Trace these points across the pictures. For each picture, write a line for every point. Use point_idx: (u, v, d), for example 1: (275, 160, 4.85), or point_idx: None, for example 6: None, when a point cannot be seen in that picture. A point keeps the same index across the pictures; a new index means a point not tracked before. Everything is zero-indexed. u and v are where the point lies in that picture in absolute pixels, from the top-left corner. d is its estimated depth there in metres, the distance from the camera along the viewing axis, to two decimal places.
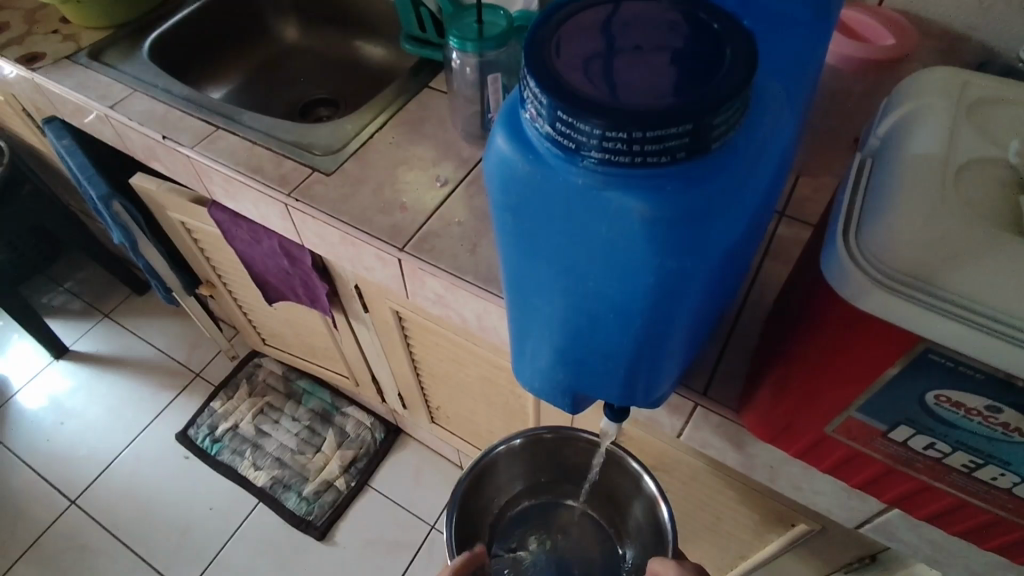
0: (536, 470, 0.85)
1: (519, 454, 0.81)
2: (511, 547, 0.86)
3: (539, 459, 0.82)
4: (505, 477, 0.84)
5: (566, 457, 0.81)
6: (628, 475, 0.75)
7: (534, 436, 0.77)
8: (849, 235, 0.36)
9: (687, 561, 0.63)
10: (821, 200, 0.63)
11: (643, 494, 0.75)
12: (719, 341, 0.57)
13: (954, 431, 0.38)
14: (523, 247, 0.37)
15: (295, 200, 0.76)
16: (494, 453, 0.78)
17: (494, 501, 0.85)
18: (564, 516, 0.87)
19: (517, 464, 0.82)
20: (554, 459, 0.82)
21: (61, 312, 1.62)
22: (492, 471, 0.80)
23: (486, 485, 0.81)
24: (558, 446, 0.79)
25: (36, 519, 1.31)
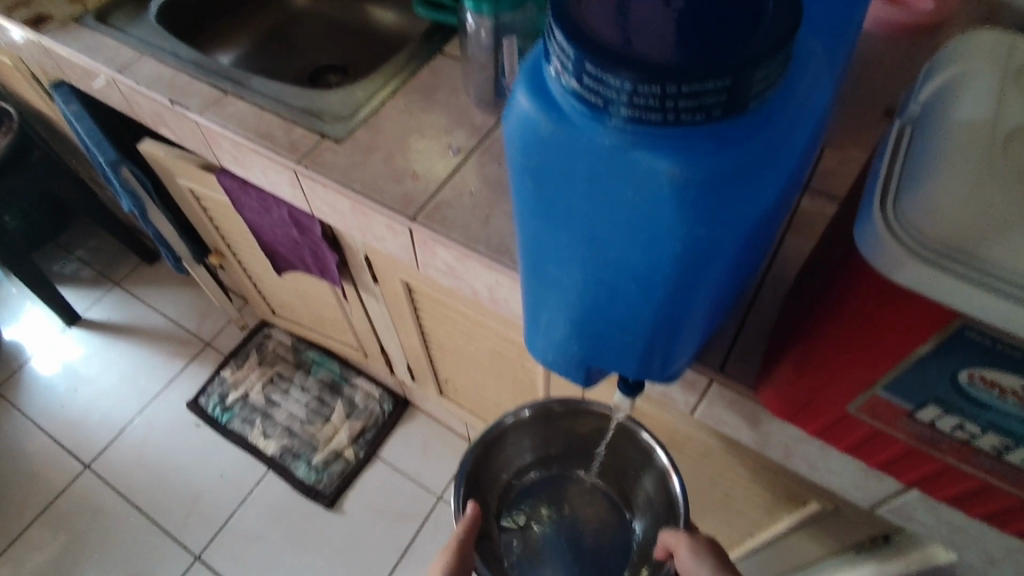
0: (545, 441, 0.84)
1: (529, 426, 0.81)
2: (518, 518, 0.86)
3: (549, 431, 0.82)
4: (514, 448, 0.83)
5: (576, 429, 0.81)
6: (639, 449, 0.75)
7: (543, 408, 0.77)
8: (886, 203, 0.34)
9: (699, 535, 0.62)
10: (847, 173, 0.61)
11: (654, 467, 0.74)
12: (737, 317, 0.56)
13: (985, 412, 0.37)
14: (543, 213, 0.36)
15: (304, 167, 0.74)
16: (503, 424, 0.78)
17: (502, 472, 0.85)
18: (573, 488, 0.87)
19: (526, 435, 0.82)
20: (563, 431, 0.82)
21: (73, 280, 1.63)
22: (501, 441, 0.80)
23: (495, 456, 0.81)
24: (569, 418, 0.79)
25: (51, 482, 1.33)
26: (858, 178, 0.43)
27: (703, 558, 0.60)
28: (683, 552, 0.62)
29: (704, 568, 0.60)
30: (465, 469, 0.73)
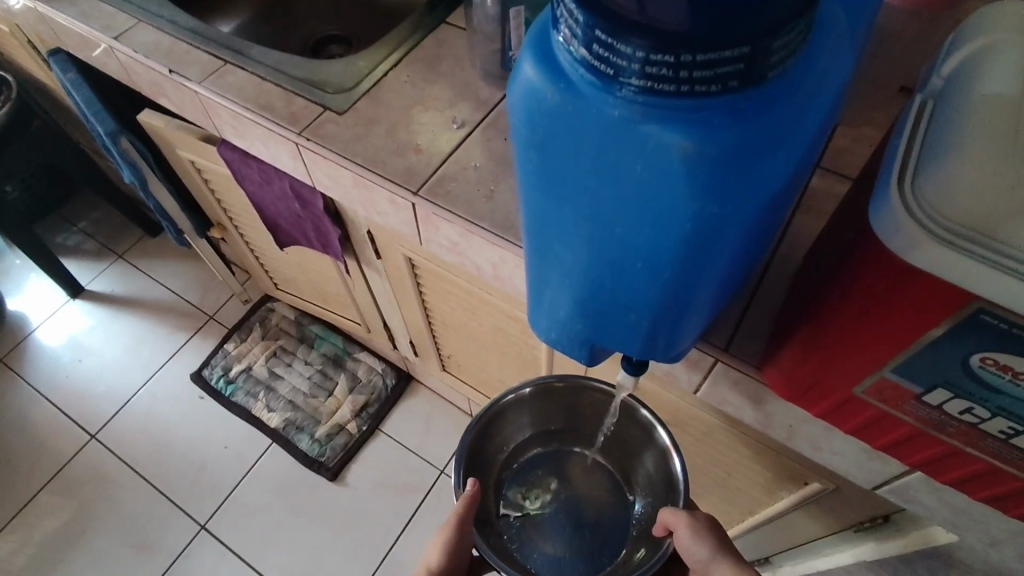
0: (545, 418, 0.85)
1: (529, 402, 0.81)
2: (519, 493, 0.86)
3: (549, 407, 0.82)
4: (514, 424, 0.84)
5: (576, 405, 0.81)
6: (640, 426, 0.75)
7: (543, 384, 0.77)
8: (904, 182, 0.33)
9: (698, 514, 0.62)
10: (860, 151, 0.59)
11: (654, 444, 0.74)
12: (744, 296, 0.55)
13: (996, 396, 0.36)
14: (548, 189, 0.35)
15: (306, 140, 0.73)
16: (503, 401, 0.78)
17: (502, 447, 0.85)
18: (573, 464, 0.87)
19: (525, 411, 0.82)
20: (563, 408, 0.82)
21: (75, 252, 1.62)
22: (501, 418, 0.80)
23: (495, 432, 0.81)
24: (569, 394, 0.79)
25: (58, 452, 1.35)
26: (874, 155, 0.42)
27: (702, 537, 0.60)
28: (683, 531, 0.62)
29: (703, 546, 0.60)
30: (465, 445, 0.73)
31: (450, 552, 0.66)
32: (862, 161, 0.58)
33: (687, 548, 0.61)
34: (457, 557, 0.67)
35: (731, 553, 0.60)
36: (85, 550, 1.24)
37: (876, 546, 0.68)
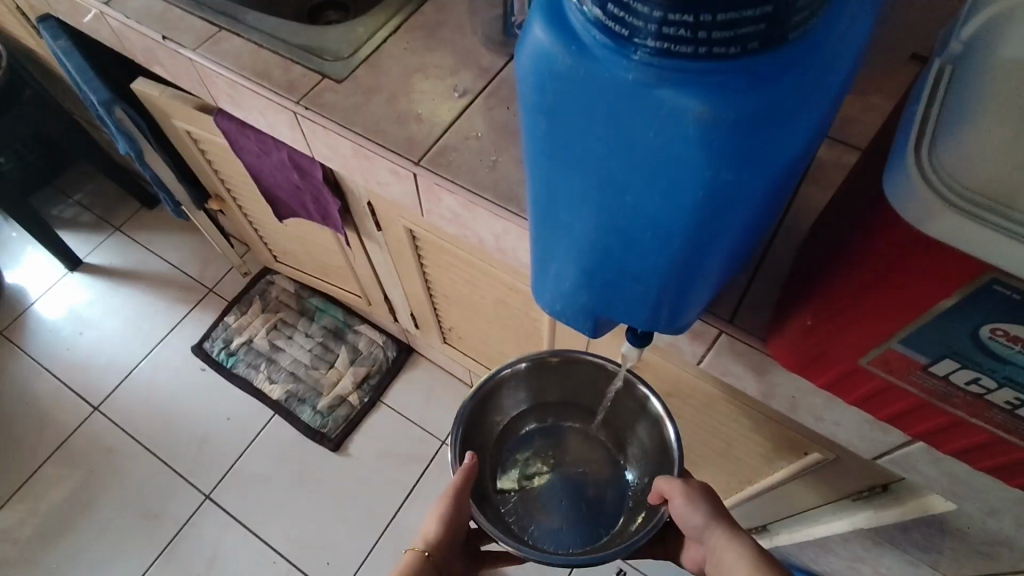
0: (543, 392, 0.85)
1: (526, 376, 0.81)
2: (516, 467, 0.87)
3: (546, 381, 0.82)
4: (511, 399, 0.84)
5: (574, 379, 0.81)
6: (637, 399, 0.75)
7: (540, 359, 0.77)
8: (921, 149, 0.33)
9: (693, 482, 0.63)
10: (870, 121, 0.58)
11: (649, 415, 0.75)
12: (750, 268, 0.55)
13: (1003, 367, 0.36)
14: (557, 157, 0.35)
15: (304, 109, 0.72)
16: (500, 375, 0.78)
17: (500, 422, 0.86)
18: (571, 437, 0.88)
19: (522, 386, 0.82)
20: (561, 382, 0.82)
21: (72, 225, 1.61)
22: (498, 392, 0.80)
23: (492, 406, 0.81)
24: (566, 368, 0.79)
25: (62, 423, 1.36)
26: (887, 124, 0.41)
27: (696, 504, 0.61)
28: (678, 498, 0.62)
29: (698, 513, 0.61)
30: (462, 420, 0.73)
31: (449, 523, 0.67)
32: (872, 131, 0.57)
33: (682, 514, 0.62)
34: (455, 528, 0.68)
35: (726, 519, 0.60)
36: (91, 519, 1.26)
37: (874, 515, 0.69)
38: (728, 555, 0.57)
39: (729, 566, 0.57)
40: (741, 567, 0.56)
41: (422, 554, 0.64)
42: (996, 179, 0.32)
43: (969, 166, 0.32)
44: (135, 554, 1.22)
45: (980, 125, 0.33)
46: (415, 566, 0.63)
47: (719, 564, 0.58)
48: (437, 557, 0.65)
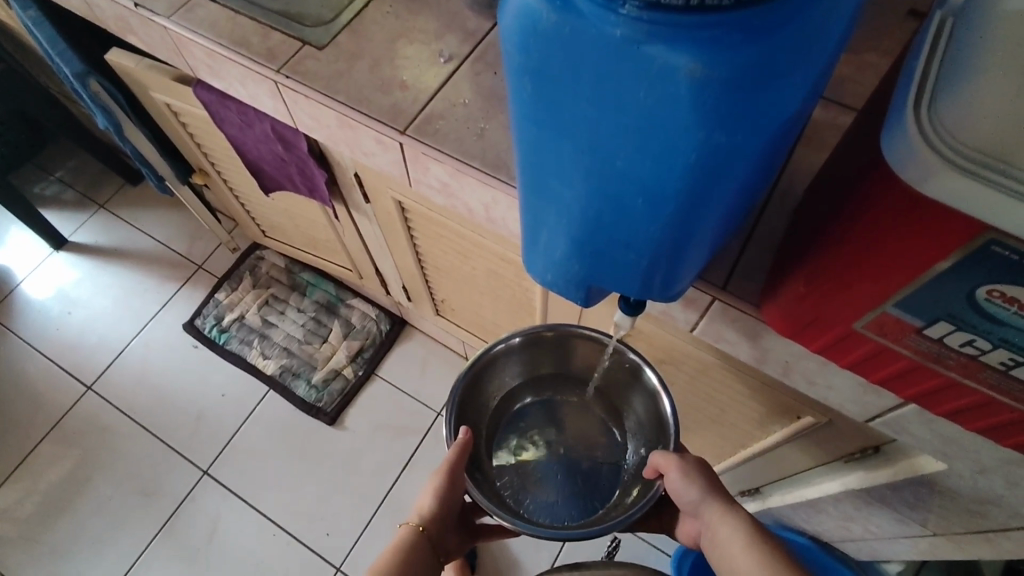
0: (538, 365, 0.85)
1: (521, 350, 0.81)
2: (512, 441, 0.87)
3: (541, 355, 0.82)
4: (506, 373, 0.84)
5: (570, 352, 0.81)
6: (632, 370, 0.75)
7: (533, 332, 0.76)
8: (921, 105, 0.32)
9: (688, 457, 0.63)
10: (865, 80, 0.57)
11: (644, 386, 0.75)
12: (743, 233, 0.54)
13: (998, 329, 0.36)
14: (545, 124, 0.34)
15: (284, 77, 0.69)
16: (494, 349, 0.77)
17: (495, 396, 0.86)
18: (566, 410, 0.88)
19: (516, 360, 0.82)
20: (554, 356, 0.82)
21: (55, 203, 1.58)
22: (494, 366, 0.80)
23: (488, 379, 0.81)
24: (560, 341, 0.79)
25: (56, 403, 1.35)
26: (885, 82, 0.40)
27: (692, 478, 0.62)
28: (673, 473, 0.63)
29: (693, 480, 0.61)
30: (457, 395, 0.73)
31: (444, 497, 0.67)
32: (866, 91, 0.56)
33: (677, 489, 0.63)
34: (450, 503, 0.68)
35: (719, 494, 0.60)
36: (90, 498, 1.26)
37: (865, 475, 0.70)
38: (723, 520, 0.58)
39: (724, 539, 0.57)
40: (734, 538, 0.56)
41: (416, 528, 0.66)
42: (997, 135, 0.31)
43: (969, 121, 0.31)
44: (135, 530, 1.23)
45: (981, 81, 0.32)
46: (409, 540, 0.65)
47: (715, 540, 0.58)
48: (431, 531, 0.66)
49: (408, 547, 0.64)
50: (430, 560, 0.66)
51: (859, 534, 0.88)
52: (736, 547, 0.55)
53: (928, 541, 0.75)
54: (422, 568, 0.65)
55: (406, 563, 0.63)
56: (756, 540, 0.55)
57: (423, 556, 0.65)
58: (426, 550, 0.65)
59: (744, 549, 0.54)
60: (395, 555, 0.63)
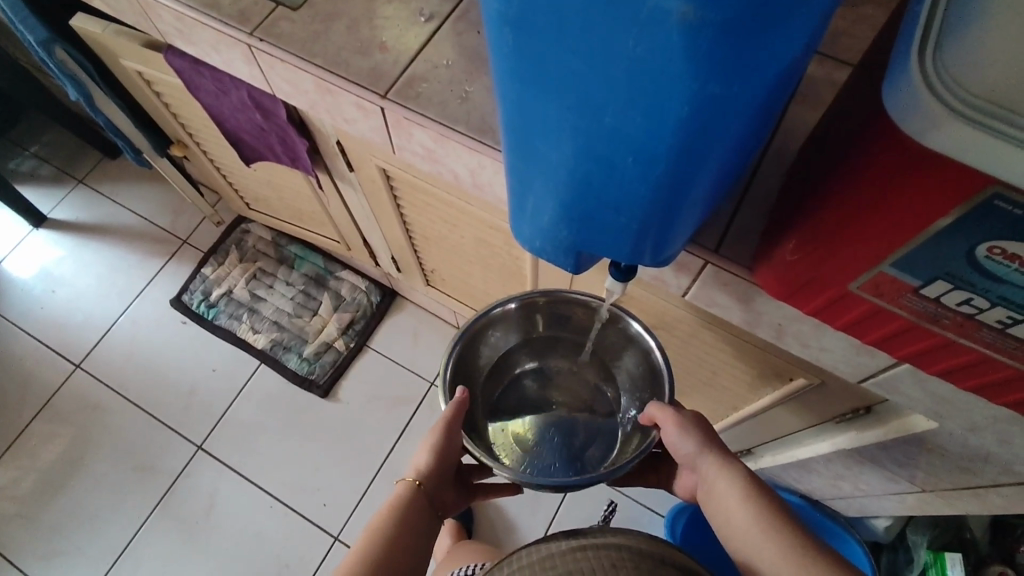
0: (533, 333, 0.84)
1: (515, 318, 0.80)
2: (508, 408, 0.87)
3: (536, 323, 0.82)
4: (501, 340, 0.84)
5: (564, 319, 0.80)
6: (626, 334, 0.75)
7: (527, 300, 0.76)
8: (926, 52, 0.30)
9: (684, 411, 0.63)
10: (862, 34, 0.55)
11: (636, 345, 0.74)
12: (736, 195, 0.53)
13: (997, 286, 0.35)
14: (530, 78, 0.32)
15: (258, 40, 0.66)
16: (489, 317, 0.77)
17: (490, 364, 0.85)
18: (561, 376, 0.88)
19: (512, 328, 0.82)
20: (548, 323, 0.82)
21: (32, 179, 1.53)
22: (489, 333, 0.80)
23: (482, 347, 0.81)
24: (555, 309, 0.78)
25: (45, 382, 1.33)
26: (884, 32, 0.38)
27: (687, 432, 0.61)
28: (668, 426, 0.62)
29: (687, 443, 0.61)
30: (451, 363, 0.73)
31: (440, 453, 0.66)
32: (863, 45, 0.54)
33: (674, 442, 0.62)
34: (448, 458, 0.67)
35: (717, 446, 0.60)
36: (86, 475, 1.26)
37: (857, 434, 0.70)
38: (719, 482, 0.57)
39: (720, 493, 0.56)
40: (731, 494, 0.55)
41: (414, 483, 0.64)
42: (1005, 83, 0.29)
43: (975, 70, 0.30)
44: (132, 506, 1.23)
45: (987, 27, 0.30)
46: (406, 496, 0.63)
47: (711, 492, 0.57)
48: (429, 486, 0.64)
49: (406, 503, 0.62)
50: (429, 517, 0.63)
51: (848, 492, 0.90)
52: (734, 501, 0.54)
53: (917, 497, 0.76)
54: (422, 524, 0.62)
55: (404, 519, 0.61)
56: (753, 493, 0.54)
57: (422, 512, 0.62)
58: (425, 506, 0.63)
59: (739, 506, 0.54)
60: (393, 511, 0.61)
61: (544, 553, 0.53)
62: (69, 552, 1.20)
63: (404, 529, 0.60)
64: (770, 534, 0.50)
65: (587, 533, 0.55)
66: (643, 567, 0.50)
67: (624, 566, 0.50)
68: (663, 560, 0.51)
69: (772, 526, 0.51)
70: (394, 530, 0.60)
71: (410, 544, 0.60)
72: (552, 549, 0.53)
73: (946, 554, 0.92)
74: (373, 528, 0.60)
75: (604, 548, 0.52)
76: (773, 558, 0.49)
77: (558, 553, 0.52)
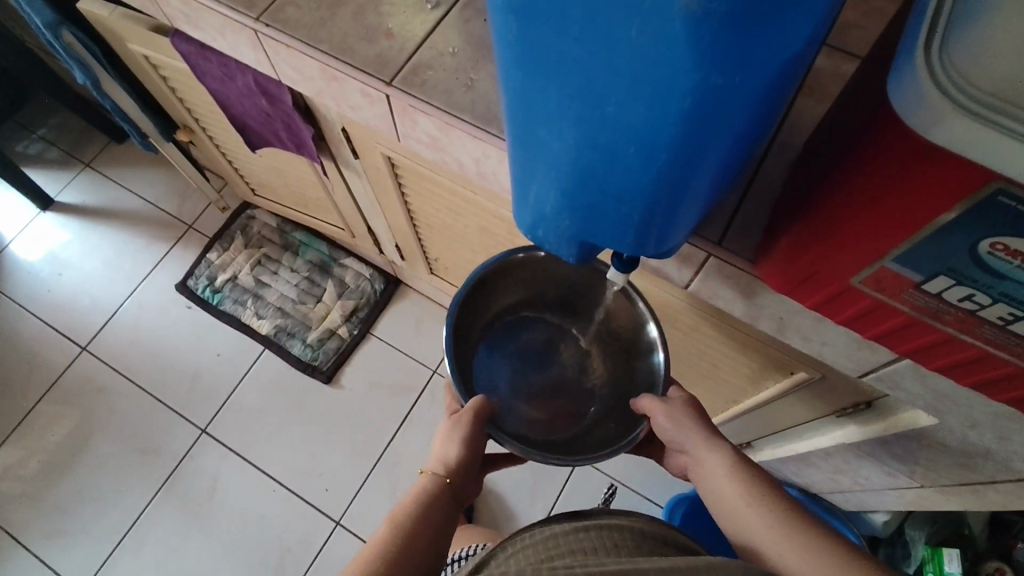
0: (542, 291, 0.77)
1: (529, 276, 0.75)
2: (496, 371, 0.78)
3: (554, 283, 0.75)
4: (505, 296, 0.76)
5: (575, 287, 0.75)
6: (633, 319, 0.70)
7: (545, 258, 0.71)
8: (932, 44, 0.30)
9: (673, 398, 0.62)
10: (871, 26, 0.54)
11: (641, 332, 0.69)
12: (740, 188, 0.52)
13: (999, 283, 0.35)
14: (534, 67, 0.33)
15: (264, 26, 0.66)
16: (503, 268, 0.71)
17: (500, 306, 0.77)
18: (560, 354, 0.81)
19: (521, 288, 0.76)
20: (564, 287, 0.75)
21: (38, 161, 1.54)
22: (501, 284, 0.74)
23: (486, 298, 0.74)
24: (568, 278, 0.73)
25: (51, 364, 1.35)
26: (894, 23, 0.38)
27: (676, 418, 0.61)
28: (656, 413, 0.62)
29: (680, 426, 0.60)
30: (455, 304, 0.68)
31: (468, 447, 0.61)
32: (873, 38, 0.53)
33: (662, 428, 0.62)
34: (476, 454, 0.62)
35: (708, 430, 0.59)
36: (91, 456, 1.27)
37: (858, 429, 0.70)
38: (714, 466, 0.56)
39: (717, 475, 0.56)
40: (728, 476, 0.55)
41: (443, 482, 0.58)
42: (1011, 78, 0.29)
43: (983, 64, 0.29)
44: (137, 488, 1.24)
45: (996, 19, 0.30)
46: (432, 493, 0.57)
47: (706, 477, 0.57)
48: (457, 484, 0.59)
49: (433, 501, 0.57)
50: (456, 514, 0.58)
51: (847, 486, 0.90)
52: (733, 485, 0.54)
53: (915, 493, 0.76)
54: (449, 522, 0.57)
55: (432, 517, 0.56)
56: (753, 479, 0.54)
57: (444, 505, 0.57)
58: (452, 504, 0.58)
59: (742, 494, 0.53)
60: (420, 509, 0.56)
61: (546, 534, 0.53)
62: (75, 531, 1.22)
63: (429, 528, 0.55)
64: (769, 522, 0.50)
65: (587, 517, 0.55)
66: (644, 544, 0.52)
67: (626, 541, 0.51)
68: (663, 539, 0.53)
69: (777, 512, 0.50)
70: (422, 529, 0.54)
71: (437, 542, 0.55)
72: (553, 530, 0.53)
73: (943, 549, 0.92)
74: (396, 527, 0.54)
75: (606, 527, 0.52)
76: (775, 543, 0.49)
77: (560, 533, 0.52)
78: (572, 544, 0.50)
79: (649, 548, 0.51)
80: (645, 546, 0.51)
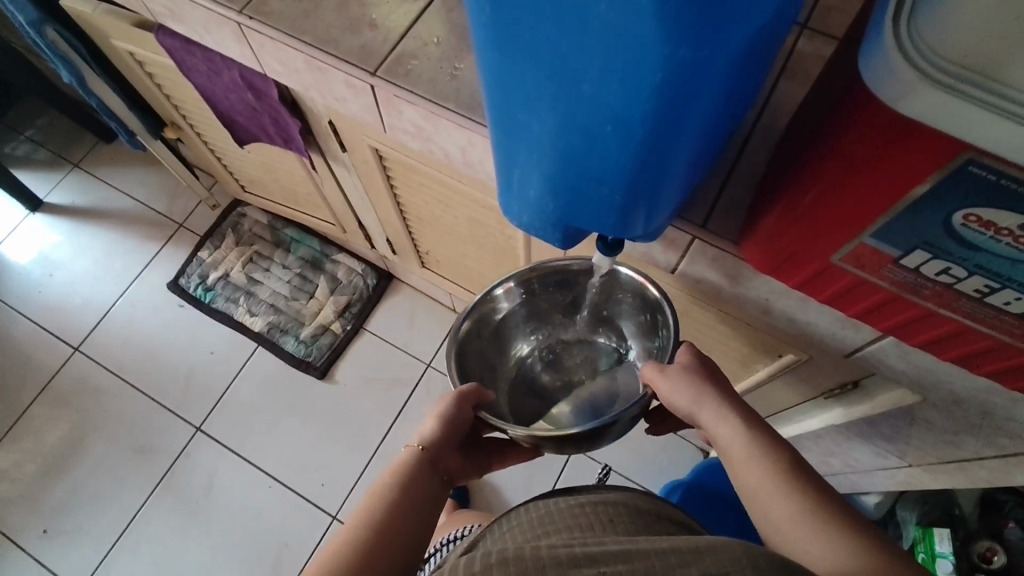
0: (530, 310, 0.78)
1: (511, 303, 0.76)
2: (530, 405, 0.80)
3: (537, 299, 0.76)
4: (500, 331, 0.78)
5: (558, 292, 0.75)
6: (620, 286, 0.70)
7: (524, 276, 0.72)
8: (901, 18, 0.30)
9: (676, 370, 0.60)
10: (851, 9, 0.55)
11: (631, 291, 0.70)
12: (723, 170, 0.53)
13: (974, 254, 0.35)
14: (506, 46, 0.33)
15: (248, 19, 0.66)
16: (487, 302, 0.73)
17: (502, 340, 0.79)
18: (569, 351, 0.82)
19: (511, 315, 0.78)
20: (543, 299, 0.77)
21: (26, 162, 1.53)
22: (489, 325, 0.76)
23: (483, 339, 0.76)
24: (549, 284, 0.74)
25: (43, 365, 1.34)
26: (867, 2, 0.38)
27: (682, 384, 0.58)
28: (659, 383, 0.59)
29: (683, 395, 0.58)
30: (454, 356, 0.69)
31: (448, 419, 0.62)
32: (852, 19, 0.54)
33: (670, 398, 0.59)
34: (456, 428, 0.62)
35: (713, 396, 0.56)
36: (85, 457, 1.27)
37: (845, 410, 0.71)
38: (722, 432, 0.55)
39: (727, 444, 0.54)
40: (736, 441, 0.53)
41: (419, 449, 0.58)
42: None
43: None
44: (132, 487, 1.24)
45: None
46: (412, 462, 0.57)
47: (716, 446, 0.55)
48: (435, 453, 0.59)
49: (410, 468, 0.56)
50: (436, 484, 0.57)
51: (838, 468, 0.91)
52: (739, 452, 0.53)
53: (905, 472, 0.76)
54: (426, 493, 0.56)
55: (406, 484, 0.55)
56: (760, 445, 0.52)
57: (428, 476, 0.57)
58: (430, 473, 0.57)
59: (746, 465, 0.52)
60: (396, 478, 0.55)
61: (544, 510, 0.53)
62: (72, 532, 1.22)
63: (414, 498, 0.54)
64: (775, 496, 0.49)
65: (584, 492, 0.56)
66: (641, 520, 0.52)
67: (622, 517, 0.52)
68: (658, 514, 0.54)
69: (782, 480, 0.50)
70: (394, 496, 0.54)
71: (412, 511, 0.53)
72: (550, 506, 0.54)
73: (935, 530, 0.94)
74: (374, 496, 0.53)
75: (605, 503, 0.53)
76: (784, 518, 0.48)
77: (559, 510, 0.53)
78: (570, 520, 0.51)
79: (645, 522, 0.52)
80: (641, 521, 0.52)
